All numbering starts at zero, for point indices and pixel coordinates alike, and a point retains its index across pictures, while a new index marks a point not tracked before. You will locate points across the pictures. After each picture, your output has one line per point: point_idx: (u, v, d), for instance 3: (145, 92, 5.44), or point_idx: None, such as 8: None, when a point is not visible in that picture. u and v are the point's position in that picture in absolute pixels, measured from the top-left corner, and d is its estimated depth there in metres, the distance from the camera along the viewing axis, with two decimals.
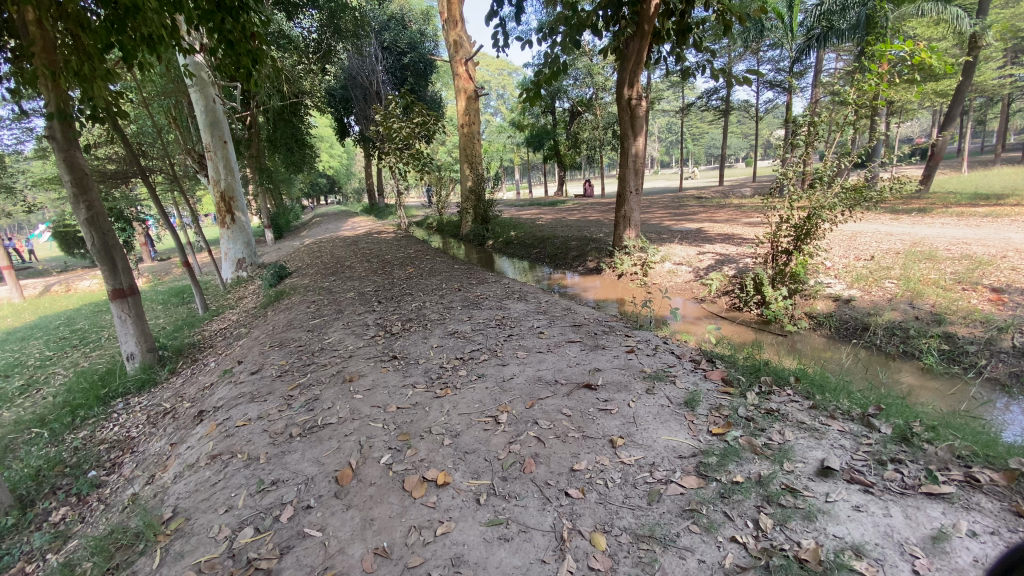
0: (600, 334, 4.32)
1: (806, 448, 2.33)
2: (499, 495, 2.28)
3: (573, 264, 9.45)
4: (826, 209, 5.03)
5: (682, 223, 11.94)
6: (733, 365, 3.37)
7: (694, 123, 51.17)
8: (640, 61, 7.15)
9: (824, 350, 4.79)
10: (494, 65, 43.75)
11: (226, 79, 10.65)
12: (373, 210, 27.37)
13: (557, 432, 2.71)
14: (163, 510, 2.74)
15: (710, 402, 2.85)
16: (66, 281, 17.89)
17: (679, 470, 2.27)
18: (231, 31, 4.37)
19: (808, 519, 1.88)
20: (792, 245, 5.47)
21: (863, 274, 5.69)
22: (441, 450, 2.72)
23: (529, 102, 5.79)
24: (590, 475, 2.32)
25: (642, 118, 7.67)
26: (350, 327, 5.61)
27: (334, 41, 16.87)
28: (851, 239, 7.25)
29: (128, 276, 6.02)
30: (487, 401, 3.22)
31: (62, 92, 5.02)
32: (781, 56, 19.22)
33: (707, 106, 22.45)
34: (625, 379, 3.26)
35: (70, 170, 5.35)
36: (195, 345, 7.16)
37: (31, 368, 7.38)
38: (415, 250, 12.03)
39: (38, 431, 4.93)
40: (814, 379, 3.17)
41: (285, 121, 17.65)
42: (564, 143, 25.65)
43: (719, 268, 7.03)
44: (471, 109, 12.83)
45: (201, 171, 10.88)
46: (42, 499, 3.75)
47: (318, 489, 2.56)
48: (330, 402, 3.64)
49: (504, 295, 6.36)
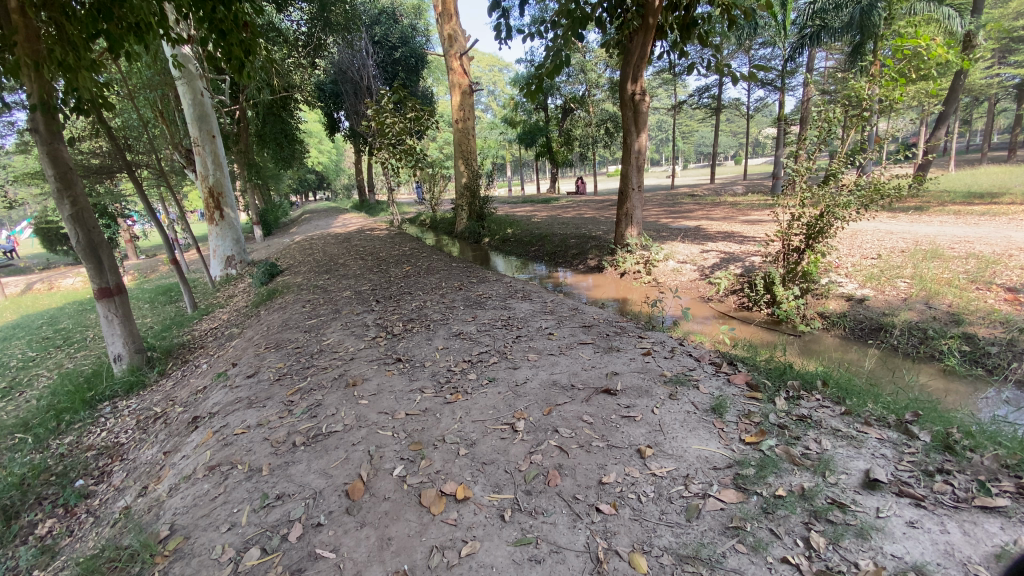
0: (613, 335, 4.20)
1: (847, 458, 2.23)
2: (525, 511, 2.14)
3: (572, 262, 9.32)
4: (840, 207, 4.96)
5: (679, 221, 11.84)
6: (755, 368, 3.27)
7: (684, 121, 51.48)
8: (643, 57, 7.04)
9: (840, 351, 4.72)
10: (485, 61, 43.48)
11: (215, 71, 10.35)
12: (364, 206, 26.98)
13: (580, 441, 2.58)
14: (160, 527, 2.56)
15: (737, 408, 2.74)
16: (49, 278, 17.41)
17: (716, 483, 2.15)
18: (223, 21, 4.15)
19: (862, 537, 1.77)
20: (803, 242, 5.42)
21: (875, 273, 5.64)
22: (457, 461, 2.57)
23: (526, 96, 5.52)
24: (621, 489, 2.19)
25: (645, 113, 7.54)
26: (350, 328, 5.43)
27: (325, 35, 16.40)
28: (854, 238, 7.21)
29: (115, 275, 5.78)
30: (502, 407, 3.08)
31: (45, 83, 4.80)
32: (775, 53, 19.25)
33: (698, 104, 22.44)
34: (645, 384, 3.13)
35: (54, 165, 5.10)
36: (185, 346, 6.92)
37: (12, 370, 7.09)
38: (411, 247, 11.84)
39: (20, 437, 4.69)
40: (842, 382, 3.08)
41: (273, 115, 17.28)
42: (557, 140, 25.24)
43: (725, 266, 6.96)
44: (465, 104, 12.54)
45: (189, 165, 10.56)
46: (27, 509, 3.55)
47: (327, 504, 2.39)
48: (334, 408, 3.47)
49: (507, 294, 6.21)
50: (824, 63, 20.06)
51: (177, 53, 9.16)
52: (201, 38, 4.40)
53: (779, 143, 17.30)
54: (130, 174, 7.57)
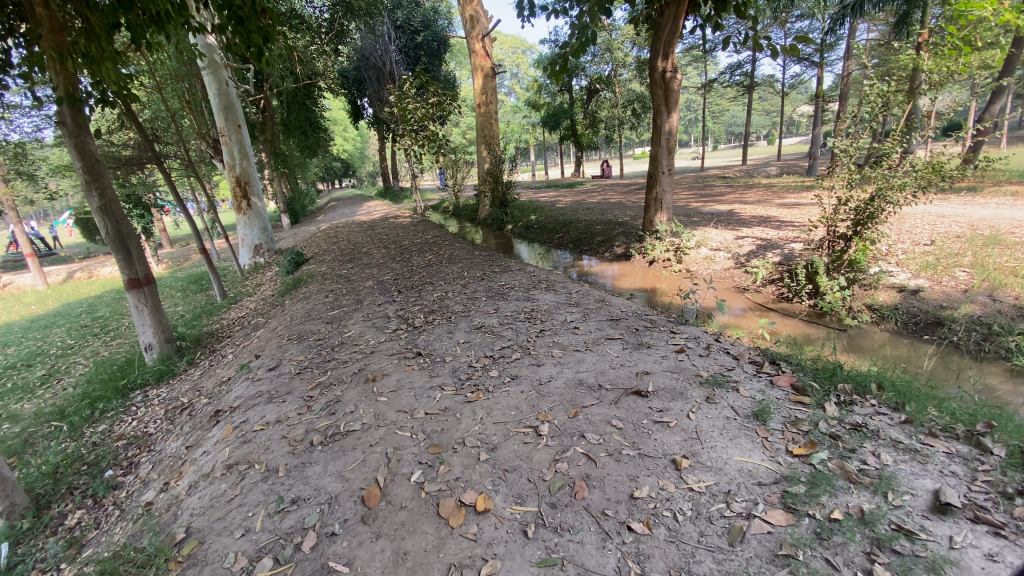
0: (643, 329, 3.99)
1: (910, 475, 2.00)
2: (550, 528, 1.98)
3: (598, 249, 9.08)
4: (895, 190, 4.57)
5: (710, 204, 11.40)
6: (801, 368, 3.03)
7: (714, 100, 49.87)
8: (675, 32, 6.64)
9: (891, 348, 4.40)
10: (508, 43, 42.90)
11: (238, 59, 10.31)
12: (388, 194, 27.04)
13: (609, 448, 2.40)
14: (177, 529, 2.52)
15: (782, 414, 2.52)
16: (89, 267, 18.03)
17: (761, 501, 1.95)
18: (241, 7, 4.00)
19: (935, 573, 1.55)
20: (851, 229, 5.08)
21: (930, 261, 5.26)
22: (478, 467, 2.43)
23: (549, 77, 5.28)
24: (655, 505, 2.01)
25: (676, 92, 7.15)
26: (372, 319, 5.34)
27: (347, 21, 16.30)
28: (903, 222, 6.77)
29: (144, 266, 5.80)
30: (525, 409, 2.91)
31: (71, 76, 4.78)
32: (813, 26, 18.20)
33: (729, 82, 21.48)
34: (679, 385, 2.92)
35: (81, 157, 5.14)
36: (214, 335, 6.99)
37: (52, 358, 7.31)
38: (434, 235, 11.75)
39: (56, 425, 4.83)
40: (900, 385, 2.81)
41: (298, 104, 17.34)
42: (582, 122, 24.80)
43: (762, 254, 6.62)
44: (488, 87, 12.25)
45: (215, 155, 10.64)
46: (58, 499, 3.61)
47: (342, 511, 2.29)
48: (353, 405, 3.38)
49: (531, 285, 6.01)
50: (865, 36, 18.92)
51: (200, 42, 9.13)
52: (221, 27, 4.27)
53: (816, 122, 16.38)
54: (159, 165, 7.57)
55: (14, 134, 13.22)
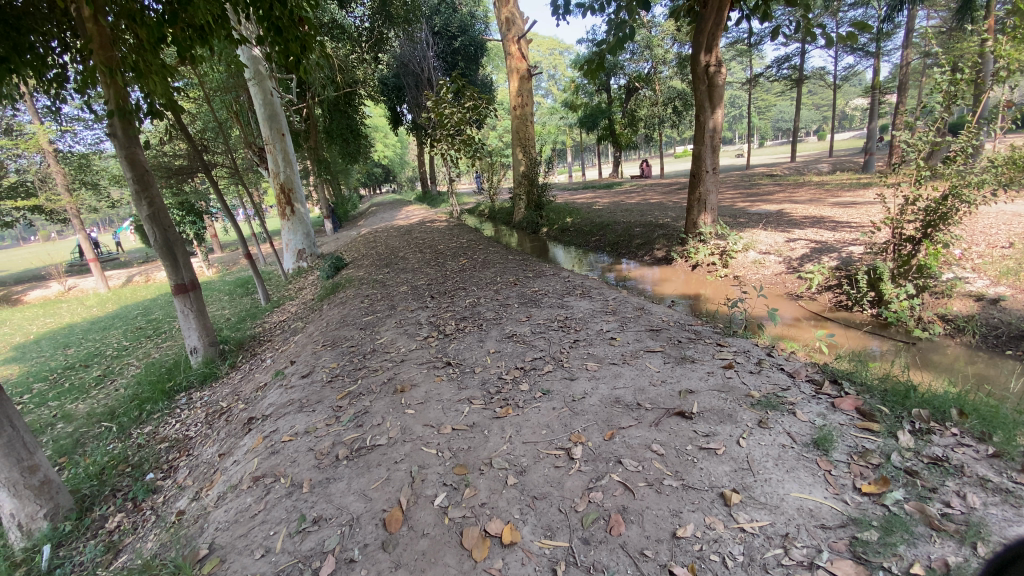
0: (686, 342, 3.72)
1: (1003, 522, 1.70)
2: (582, 567, 1.80)
3: (637, 252, 8.77)
4: (972, 187, 4.13)
5: (758, 204, 10.87)
6: (866, 390, 2.72)
7: (761, 95, 47.87)
8: (720, 22, 6.27)
9: (971, 365, 3.98)
10: (545, 45, 42.76)
11: (282, 70, 10.57)
12: (427, 198, 27.32)
13: (648, 478, 2.19)
14: (201, 544, 2.47)
15: (847, 444, 2.24)
16: (147, 271, 19.01)
17: (826, 549, 1.70)
18: (280, 18, 3.95)
19: None
20: (920, 231, 4.63)
21: (1011, 266, 4.75)
22: (506, 493, 2.26)
23: (585, 76, 5.10)
24: (701, 548, 1.79)
25: (721, 87, 6.77)
26: (404, 326, 5.28)
27: (386, 28, 16.96)
28: (976, 221, 6.17)
29: (190, 273, 5.94)
30: (557, 428, 2.73)
31: (122, 90, 4.89)
32: (868, 14, 17.13)
33: (776, 76, 20.54)
34: (726, 406, 2.67)
35: (132, 167, 5.31)
36: (256, 338, 7.15)
37: (108, 359, 7.65)
38: (469, 239, 11.70)
39: (107, 426, 5.00)
40: (985, 410, 2.46)
41: (339, 111, 17.79)
42: (621, 121, 24.26)
43: (817, 258, 6.18)
44: (523, 89, 12.10)
45: (260, 163, 10.91)
46: (101, 501, 3.66)
47: (363, 535, 2.17)
48: (380, 417, 3.29)
49: (566, 291, 5.80)
50: (926, 22, 17.68)
51: (247, 54, 9.42)
52: (260, 38, 4.23)
53: (873, 115, 15.32)
54: (207, 174, 7.73)
55: (78, 146, 14.21)
